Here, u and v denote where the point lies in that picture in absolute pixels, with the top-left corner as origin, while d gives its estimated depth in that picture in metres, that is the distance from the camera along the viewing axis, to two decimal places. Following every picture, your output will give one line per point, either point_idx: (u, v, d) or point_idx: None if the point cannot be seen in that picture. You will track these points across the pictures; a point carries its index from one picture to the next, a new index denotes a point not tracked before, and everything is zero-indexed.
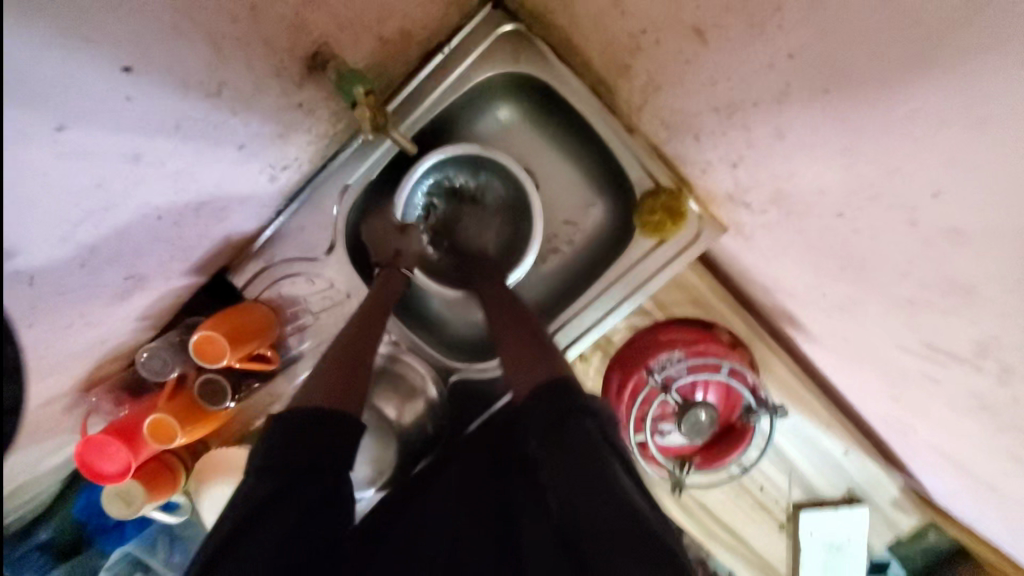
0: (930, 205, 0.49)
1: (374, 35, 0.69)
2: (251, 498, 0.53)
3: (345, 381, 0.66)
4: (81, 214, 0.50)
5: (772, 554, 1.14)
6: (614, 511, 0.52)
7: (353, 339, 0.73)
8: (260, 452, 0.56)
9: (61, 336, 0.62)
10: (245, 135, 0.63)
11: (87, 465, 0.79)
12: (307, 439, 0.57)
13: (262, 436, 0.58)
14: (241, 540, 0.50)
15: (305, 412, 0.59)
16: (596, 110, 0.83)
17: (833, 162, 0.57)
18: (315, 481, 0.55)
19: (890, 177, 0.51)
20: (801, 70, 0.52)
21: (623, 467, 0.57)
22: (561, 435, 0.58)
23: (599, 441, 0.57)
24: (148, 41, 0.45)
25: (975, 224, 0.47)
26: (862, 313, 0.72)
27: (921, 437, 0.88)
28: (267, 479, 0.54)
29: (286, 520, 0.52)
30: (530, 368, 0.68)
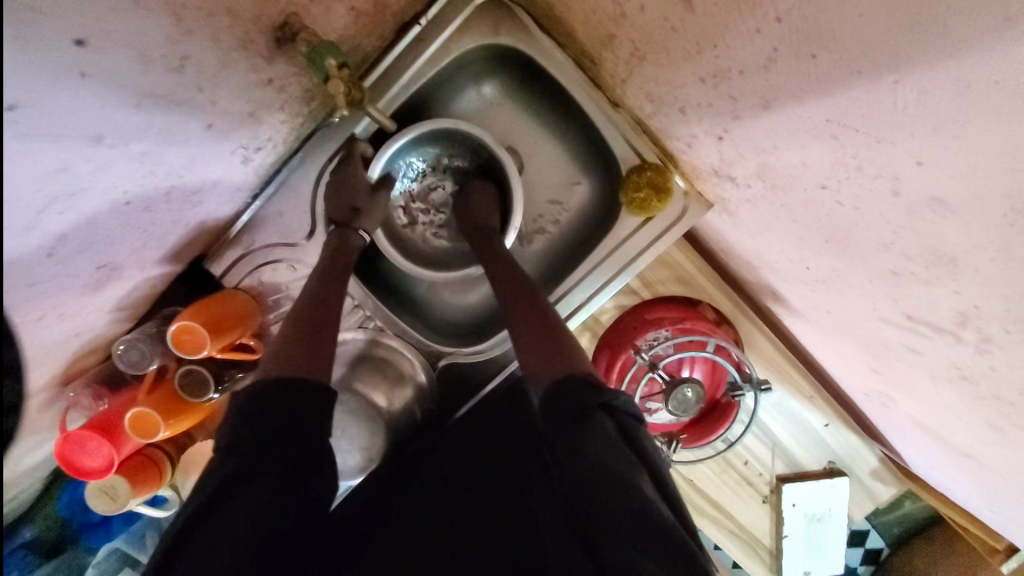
0: (914, 174, 0.49)
1: (345, 6, 0.66)
2: (222, 468, 0.51)
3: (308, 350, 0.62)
4: (45, 201, 0.47)
5: (758, 529, 1.16)
6: (630, 508, 0.48)
7: (316, 307, 0.68)
8: (225, 435, 0.53)
9: (32, 330, 0.59)
10: (214, 113, 0.60)
11: (68, 462, 0.77)
12: (267, 419, 0.53)
13: (228, 417, 0.55)
14: (203, 523, 0.48)
15: (260, 390, 0.55)
16: (579, 85, 0.81)
17: (819, 133, 0.56)
18: (289, 455, 0.53)
19: (873, 149, 0.51)
20: (787, 38, 0.51)
21: (646, 474, 0.53)
22: (581, 432, 0.55)
23: (620, 443, 0.54)
24: (104, 12, 0.42)
25: (954, 191, 0.46)
26: (845, 286, 0.73)
27: (900, 407, 0.91)
28: (230, 461, 0.51)
29: (249, 506, 0.49)
30: (546, 354, 0.65)
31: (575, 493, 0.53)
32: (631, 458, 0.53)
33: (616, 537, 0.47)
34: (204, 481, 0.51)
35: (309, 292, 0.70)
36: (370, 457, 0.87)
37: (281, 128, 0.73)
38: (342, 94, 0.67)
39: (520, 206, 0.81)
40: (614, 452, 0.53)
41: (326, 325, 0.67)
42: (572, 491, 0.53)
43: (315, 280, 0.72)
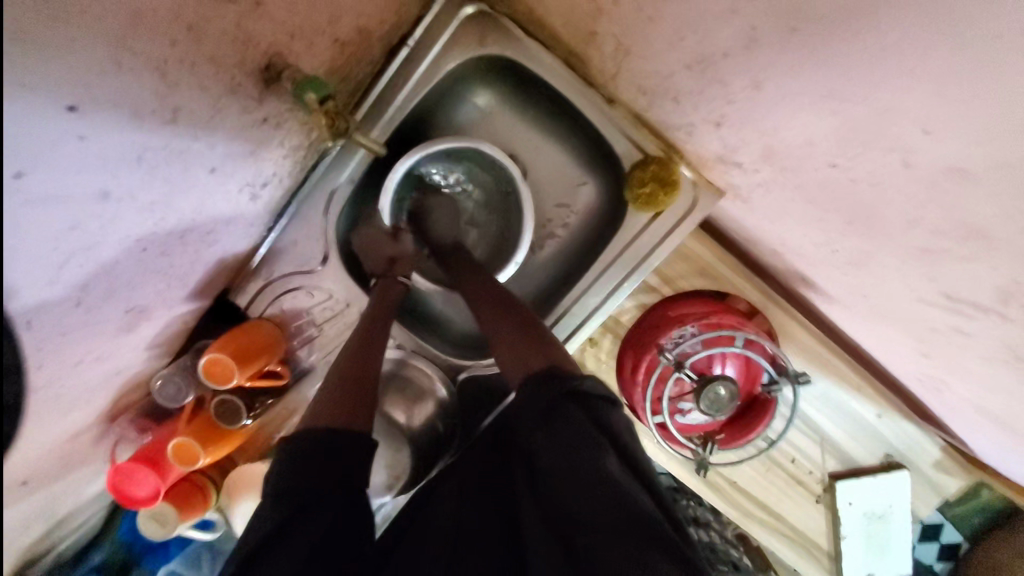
0: (924, 143, 0.48)
1: (328, 39, 0.68)
2: (267, 519, 0.52)
3: (355, 398, 0.65)
4: (63, 256, 0.51)
5: (812, 529, 1.09)
6: (611, 504, 0.52)
7: (357, 355, 0.72)
8: (272, 479, 0.56)
9: (71, 373, 0.64)
10: (215, 157, 0.63)
11: (121, 492, 0.83)
12: (308, 461, 0.56)
13: (274, 465, 0.57)
14: (253, 569, 0.50)
15: (308, 439, 0.58)
16: (572, 86, 0.80)
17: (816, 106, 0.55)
18: (331, 496, 0.54)
19: (879, 117, 0.50)
20: (766, 13, 0.51)
21: (614, 454, 0.56)
22: (554, 424, 0.57)
23: (592, 430, 0.56)
24: (91, 77, 0.45)
25: (971, 159, 0.46)
26: (875, 268, 0.68)
27: (956, 393, 0.83)
28: (279, 505, 0.53)
29: (300, 542, 0.51)
30: (522, 356, 0.67)
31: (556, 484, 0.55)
32: (600, 443, 0.56)
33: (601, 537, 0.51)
34: (250, 531, 0.53)
35: (350, 346, 0.73)
36: (396, 477, 0.88)
37: (284, 161, 0.76)
38: (325, 125, 0.71)
39: (530, 223, 0.81)
40: (587, 444, 0.55)
41: (368, 373, 0.70)
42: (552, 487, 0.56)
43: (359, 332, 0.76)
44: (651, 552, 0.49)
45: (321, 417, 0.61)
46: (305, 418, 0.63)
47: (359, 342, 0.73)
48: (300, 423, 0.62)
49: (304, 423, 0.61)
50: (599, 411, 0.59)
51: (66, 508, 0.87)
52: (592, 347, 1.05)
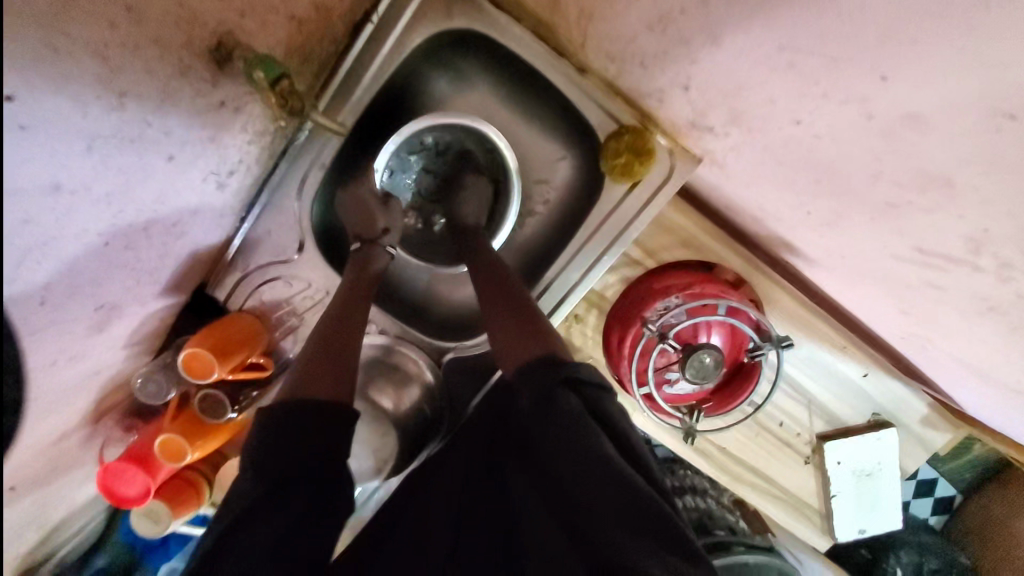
0: (879, 92, 0.54)
1: (283, 16, 0.66)
2: (242, 497, 0.52)
3: (334, 370, 0.64)
4: (19, 252, 0.50)
5: (803, 490, 1.11)
6: (611, 481, 0.52)
7: (332, 333, 0.69)
8: (248, 452, 0.55)
9: (44, 375, 0.63)
10: (172, 145, 0.61)
11: (111, 492, 0.82)
12: (284, 440, 0.55)
13: (247, 441, 0.56)
14: (227, 546, 0.49)
15: (290, 411, 0.57)
16: (541, 58, 0.78)
17: (775, 62, 0.58)
18: (303, 479, 0.54)
19: (833, 70, 0.55)
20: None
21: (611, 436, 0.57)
22: (551, 409, 0.58)
23: (582, 413, 0.57)
24: (24, 64, 0.43)
25: (925, 102, 0.51)
26: (849, 225, 0.70)
27: (937, 347, 0.85)
28: (259, 479, 0.52)
29: (275, 519, 0.51)
30: (520, 342, 0.66)
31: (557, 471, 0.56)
32: (596, 430, 0.56)
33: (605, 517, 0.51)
34: (224, 510, 0.52)
35: (329, 319, 0.71)
36: (384, 459, 0.88)
37: (249, 148, 0.74)
38: (277, 105, 0.71)
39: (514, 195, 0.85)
40: (589, 428, 0.56)
41: (338, 338, 0.69)
42: (557, 469, 0.56)
43: (333, 311, 0.73)
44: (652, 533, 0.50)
45: (298, 391, 0.60)
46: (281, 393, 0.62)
47: (334, 318, 0.71)
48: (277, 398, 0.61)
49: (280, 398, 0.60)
50: (594, 399, 0.60)
51: (61, 512, 0.87)
52: (578, 324, 1.06)
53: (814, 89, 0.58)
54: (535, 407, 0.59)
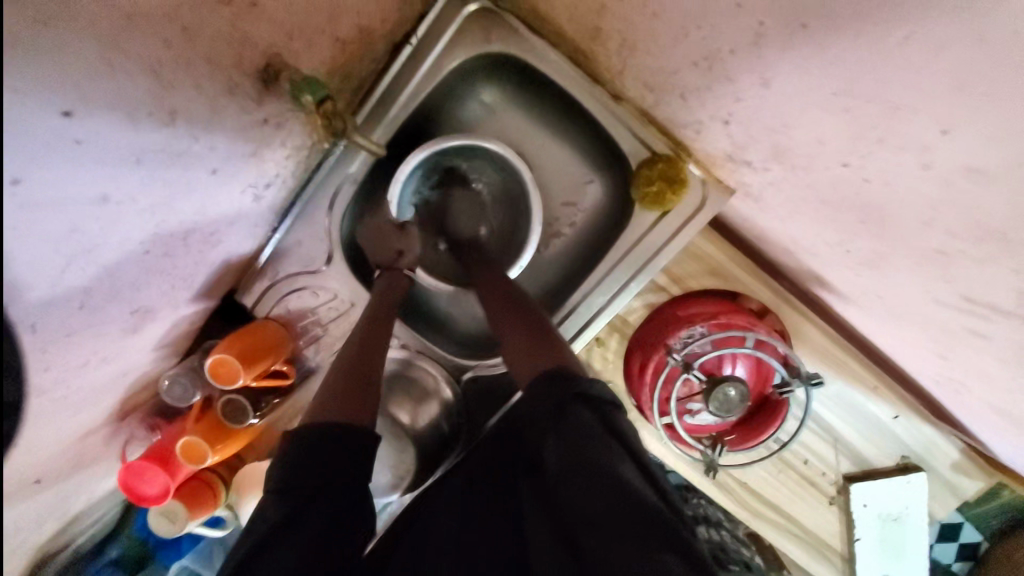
0: (942, 143, 0.51)
1: (329, 37, 0.68)
2: (263, 521, 0.52)
3: (353, 394, 0.64)
4: (65, 259, 0.51)
5: (825, 532, 1.07)
6: (617, 500, 0.52)
7: (345, 354, 0.71)
8: (276, 473, 0.55)
9: (76, 375, 0.64)
10: (216, 159, 0.63)
11: (132, 491, 0.84)
12: (312, 462, 0.55)
13: (274, 462, 0.57)
14: (250, 569, 0.49)
15: (315, 429, 0.58)
16: (578, 84, 0.78)
17: (827, 105, 0.57)
18: (331, 496, 0.54)
19: (890, 117, 0.53)
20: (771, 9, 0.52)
21: (625, 454, 0.56)
22: (561, 423, 0.58)
23: (600, 432, 0.57)
24: (83, 81, 0.44)
25: (989, 158, 0.49)
26: (891, 265, 0.69)
27: (976, 396, 0.81)
28: (284, 498, 0.53)
29: (297, 544, 0.51)
30: (533, 352, 0.68)
31: (560, 489, 0.55)
32: (612, 449, 0.55)
33: (610, 538, 0.50)
34: (248, 531, 0.52)
35: (348, 341, 0.74)
36: (401, 475, 0.89)
37: (287, 162, 0.75)
38: (320, 125, 0.74)
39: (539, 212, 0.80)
40: (595, 442, 0.56)
41: (366, 366, 0.69)
42: (561, 490, 0.55)
43: (359, 328, 0.75)
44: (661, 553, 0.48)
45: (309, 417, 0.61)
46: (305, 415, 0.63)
47: (363, 341, 0.73)
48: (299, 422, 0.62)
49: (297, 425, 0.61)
50: (609, 416, 0.59)
51: (82, 503, 0.88)
52: (600, 348, 1.04)
53: (866, 132, 0.56)
54: (540, 422, 0.59)
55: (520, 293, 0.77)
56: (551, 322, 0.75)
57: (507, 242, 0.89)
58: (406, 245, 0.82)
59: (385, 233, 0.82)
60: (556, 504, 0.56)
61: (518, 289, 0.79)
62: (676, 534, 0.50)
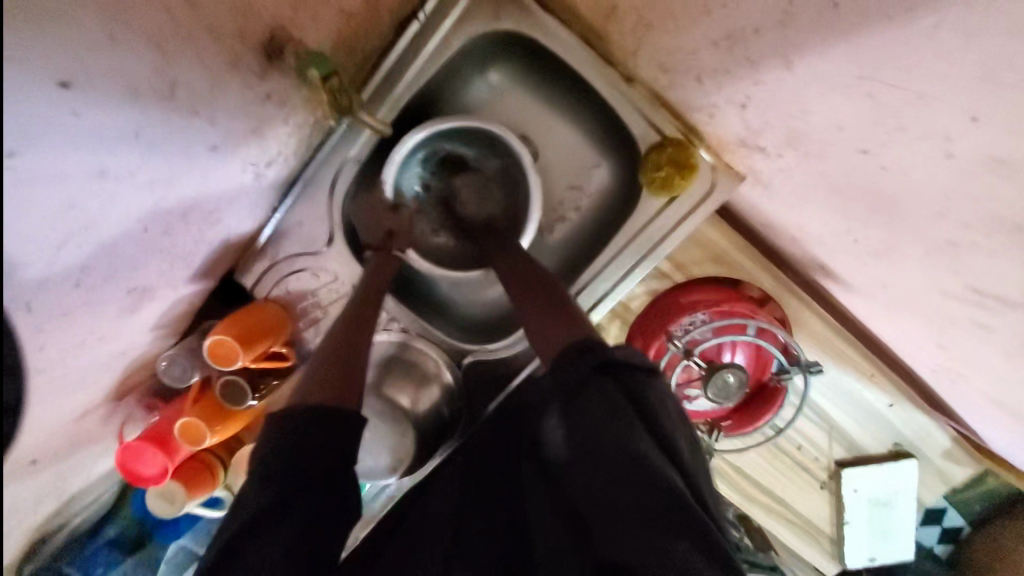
0: (967, 131, 0.51)
1: (335, 10, 0.65)
2: (250, 503, 0.52)
3: (338, 380, 0.63)
4: (61, 235, 0.49)
5: (816, 516, 1.09)
6: (634, 476, 0.49)
7: (342, 337, 0.70)
8: (260, 459, 0.54)
9: (74, 354, 0.63)
10: (216, 135, 0.61)
11: (128, 470, 0.83)
12: (301, 445, 0.54)
13: (260, 442, 0.56)
14: (237, 550, 0.49)
15: (291, 413, 0.57)
16: (589, 64, 0.76)
17: (849, 90, 0.56)
18: (316, 480, 0.53)
19: (913, 104, 0.52)
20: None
21: (646, 432, 0.53)
22: (584, 397, 0.57)
23: (620, 404, 0.55)
24: (78, 49, 0.43)
25: (1012, 150, 0.49)
26: (899, 255, 0.69)
27: (973, 386, 0.83)
28: (273, 484, 0.52)
29: (284, 529, 0.50)
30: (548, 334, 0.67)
31: (580, 463, 0.53)
32: (630, 420, 0.54)
33: (625, 515, 0.48)
34: (237, 511, 0.52)
35: (341, 325, 0.72)
36: (400, 458, 0.88)
37: (288, 140, 0.73)
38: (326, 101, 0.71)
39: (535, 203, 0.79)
40: (616, 417, 0.54)
41: (348, 350, 0.69)
42: (579, 465, 0.53)
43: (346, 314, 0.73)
44: (679, 531, 0.46)
45: (301, 398, 0.59)
46: (294, 397, 0.61)
47: (340, 325, 0.71)
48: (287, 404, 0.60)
49: (290, 404, 0.60)
50: (631, 387, 0.57)
51: (79, 482, 0.88)
52: (600, 333, 1.04)
53: (887, 120, 0.56)
54: (563, 396, 0.59)
55: (542, 272, 0.77)
56: (574, 299, 0.74)
57: (508, 227, 0.87)
58: (397, 226, 0.81)
59: (379, 213, 0.81)
60: (573, 480, 0.54)
61: (535, 267, 0.77)
62: (694, 514, 0.47)
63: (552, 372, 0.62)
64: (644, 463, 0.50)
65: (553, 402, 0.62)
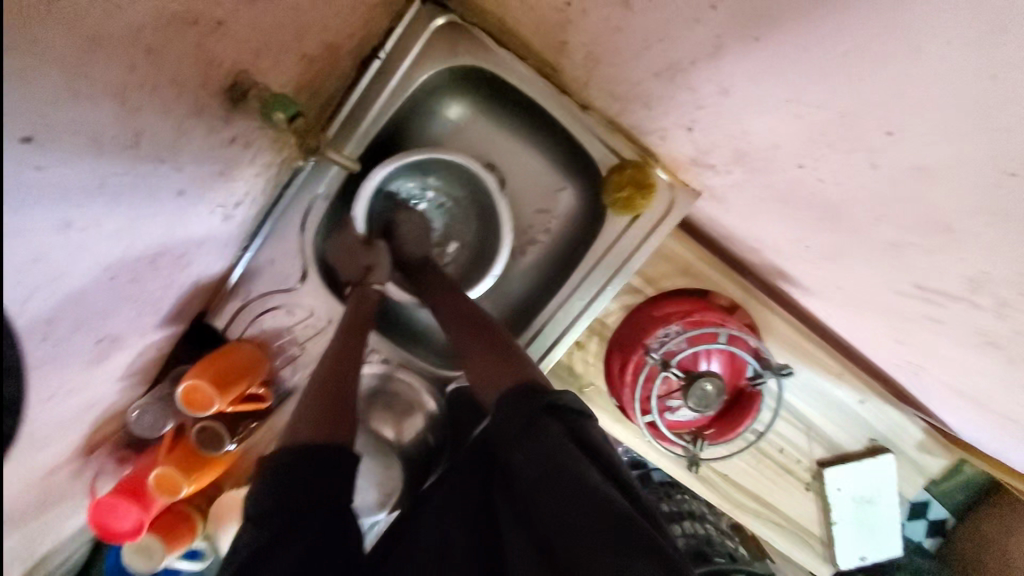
0: (888, 143, 0.55)
1: (295, 54, 0.68)
2: (248, 544, 0.51)
3: (333, 414, 0.63)
4: (27, 290, 0.49)
5: (805, 517, 1.11)
6: (593, 507, 0.52)
7: (332, 369, 0.70)
8: (255, 501, 0.54)
9: (42, 411, 0.61)
10: (183, 180, 0.62)
11: (102, 526, 0.80)
12: (297, 481, 0.54)
13: (257, 482, 0.56)
14: None
15: (290, 457, 0.56)
16: (545, 94, 0.81)
17: (783, 112, 0.61)
18: (314, 511, 0.53)
19: (841, 122, 0.57)
20: (727, 24, 0.56)
21: (594, 465, 0.58)
22: (533, 435, 0.60)
23: (567, 442, 0.59)
24: (43, 107, 0.43)
25: (933, 157, 0.52)
26: (848, 259, 0.74)
27: (932, 376, 0.87)
28: (261, 528, 0.52)
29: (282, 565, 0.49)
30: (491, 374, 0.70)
31: (537, 499, 0.55)
32: (581, 457, 0.58)
33: (585, 543, 0.50)
34: (235, 554, 0.52)
35: (330, 359, 0.72)
36: (389, 494, 0.85)
37: (257, 180, 0.75)
38: (295, 143, 0.74)
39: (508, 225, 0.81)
40: (566, 453, 0.57)
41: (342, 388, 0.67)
42: (536, 500, 0.55)
43: (337, 343, 0.74)
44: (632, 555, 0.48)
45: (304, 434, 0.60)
46: (285, 436, 0.62)
47: (331, 362, 0.71)
48: (279, 443, 0.61)
49: (283, 443, 0.60)
50: (575, 425, 0.62)
51: (46, 547, 0.83)
52: (579, 351, 1.06)
53: (823, 138, 0.60)
54: (510, 436, 0.61)
55: (487, 316, 0.79)
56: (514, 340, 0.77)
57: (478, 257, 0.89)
58: (374, 260, 0.80)
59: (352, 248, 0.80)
60: (532, 517, 0.56)
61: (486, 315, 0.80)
62: (649, 537, 0.50)
63: (495, 413, 0.64)
64: (597, 496, 0.53)
65: (499, 440, 0.64)
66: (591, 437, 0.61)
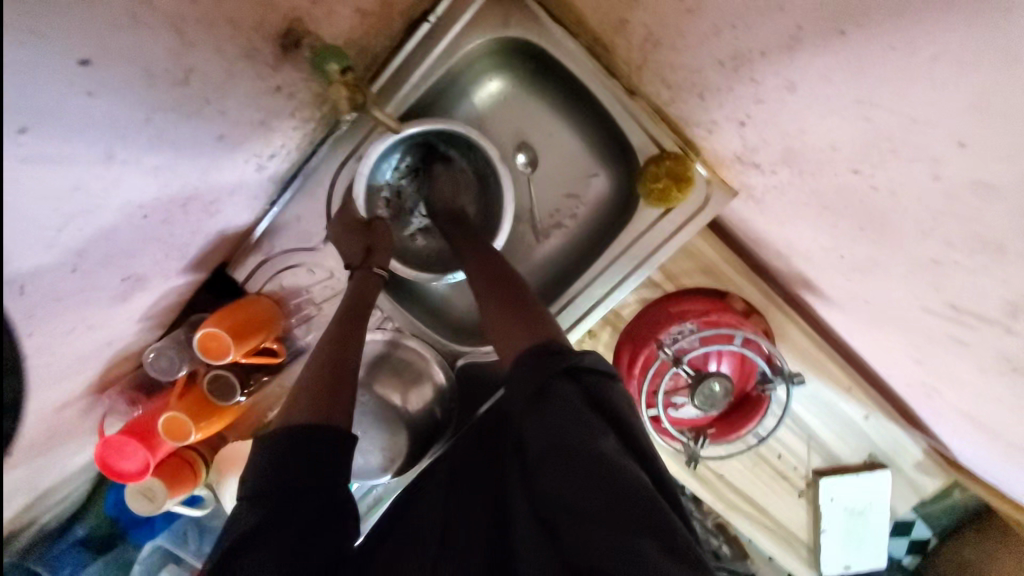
0: (956, 156, 0.53)
1: (350, 8, 0.67)
2: (245, 520, 0.50)
3: (330, 388, 0.62)
4: (62, 219, 0.49)
5: (794, 523, 1.12)
6: (603, 482, 0.51)
7: (337, 335, 0.69)
8: (253, 479, 0.53)
9: (63, 343, 0.61)
10: (225, 124, 0.61)
11: (108, 467, 0.80)
12: (288, 466, 0.53)
13: (258, 457, 0.55)
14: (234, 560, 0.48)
15: (286, 433, 0.55)
16: (590, 72, 0.79)
17: (847, 113, 0.59)
18: (314, 486, 0.53)
19: (908, 130, 0.55)
20: (809, 15, 0.54)
21: (611, 434, 0.57)
22: (545, 404, 0.58)
23: (579, 405, 0.57)
24: (98, 30, 0.43)
25: (1000, 176, 0.51)
26: (882, 273, 0.73)
27: (947, 401, 0.87)
28: (258, 505, 0.51)
29: (271, 540, 0.49)
30: (511, 327, 0.69)
31: (544, 471, 0.55)
32: (594, 424, 0.56)
33: (593, 518, 0.50)
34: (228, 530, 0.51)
35: (330, 333, 0.70)
36: (392, 457, 0.88)
37: (293, 134, 0.74)
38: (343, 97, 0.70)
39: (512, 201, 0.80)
40: (580, 420, 0.56)
41: (345, 361, 0.67)
42: (548, 469, 0.55)
43: (343, 308, 0.73)
44: (640, 523, 0.49)
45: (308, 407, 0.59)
46: (284, 413, 0.60)
47: (336, 333, 0.69)
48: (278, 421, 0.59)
49: (282, 421, 0.59)
50: (594, 387, 0.60)
51: (52, 477, 0.84)
52: (592, 339, 1.05)
53: (885, 143, 0.58)
54: (520, 403, 0.59)
55: (516, 271, 0.77)
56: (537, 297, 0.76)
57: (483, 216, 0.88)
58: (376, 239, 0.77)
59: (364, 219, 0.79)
60: (541, 486, 0.55)
61: (507, 267, 0.78)
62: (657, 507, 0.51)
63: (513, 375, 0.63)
64: (605, 467, 0.52)
65: (510, 405, 0.62)
66: (610, 403, 0.60)
